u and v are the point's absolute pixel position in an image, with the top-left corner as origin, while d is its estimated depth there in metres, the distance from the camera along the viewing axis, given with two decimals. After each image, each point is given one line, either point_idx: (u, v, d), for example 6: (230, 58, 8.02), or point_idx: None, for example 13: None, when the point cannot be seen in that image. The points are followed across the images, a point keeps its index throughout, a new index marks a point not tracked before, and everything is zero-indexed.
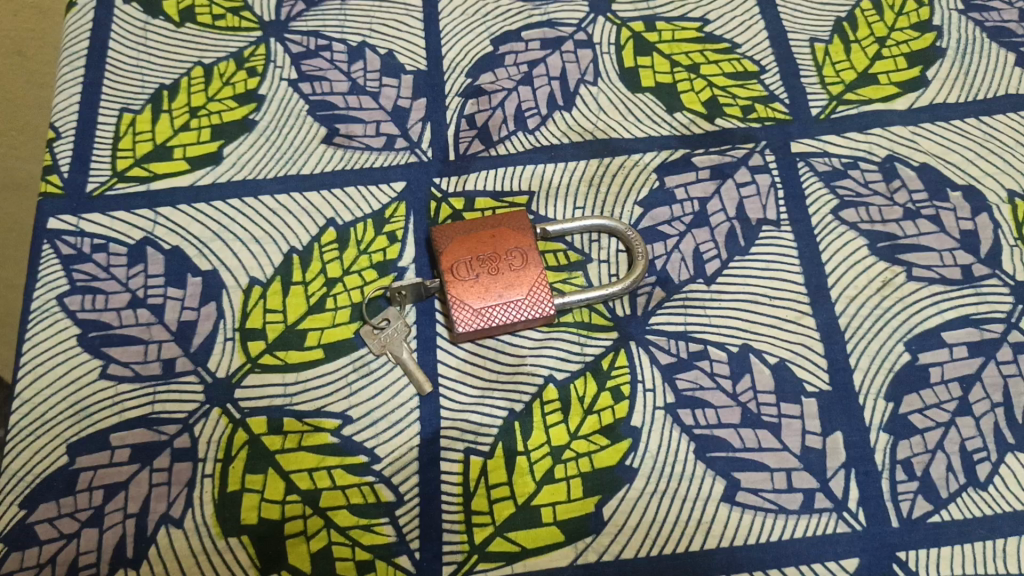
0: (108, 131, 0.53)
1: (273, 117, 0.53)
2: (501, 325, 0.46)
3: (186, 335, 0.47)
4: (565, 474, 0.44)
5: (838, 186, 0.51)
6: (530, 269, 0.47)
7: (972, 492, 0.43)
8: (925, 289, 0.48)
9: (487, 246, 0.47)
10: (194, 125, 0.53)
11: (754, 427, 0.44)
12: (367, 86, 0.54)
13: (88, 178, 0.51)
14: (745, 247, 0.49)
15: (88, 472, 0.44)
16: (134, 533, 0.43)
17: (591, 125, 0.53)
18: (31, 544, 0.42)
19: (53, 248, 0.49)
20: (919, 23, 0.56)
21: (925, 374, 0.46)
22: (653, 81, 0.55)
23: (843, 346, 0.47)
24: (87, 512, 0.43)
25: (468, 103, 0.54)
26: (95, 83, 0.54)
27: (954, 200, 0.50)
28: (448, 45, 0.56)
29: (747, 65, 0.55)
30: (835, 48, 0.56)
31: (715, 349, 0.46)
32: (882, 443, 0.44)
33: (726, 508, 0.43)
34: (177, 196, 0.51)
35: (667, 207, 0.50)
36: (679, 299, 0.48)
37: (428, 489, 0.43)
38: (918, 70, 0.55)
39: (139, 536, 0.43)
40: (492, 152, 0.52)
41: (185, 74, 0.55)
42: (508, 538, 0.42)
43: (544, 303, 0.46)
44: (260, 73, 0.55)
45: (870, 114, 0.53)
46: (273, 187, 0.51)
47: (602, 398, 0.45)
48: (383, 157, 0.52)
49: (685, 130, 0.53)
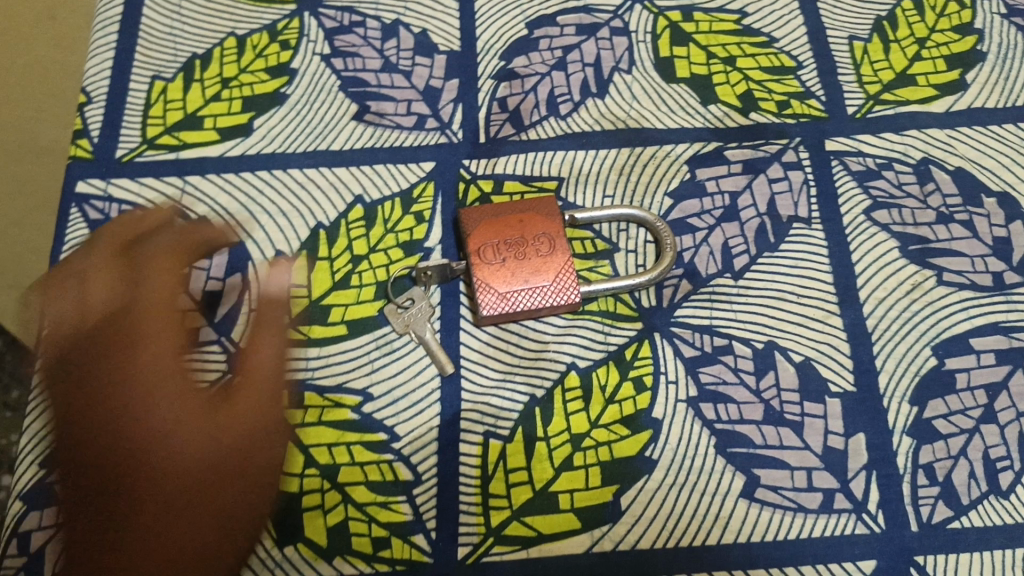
0: (140, 98, 0.53)
1: (305, 91, 0.53)
2: (526, 310, 0.46)
3: (210, 305, 0.47)
4: (584, 462, 0.43)
5: (871, 187, 0.50)
6: (557, 254, 0.46)
7: (993, 500, 0.43)
8: (954, 294, 0.47)
9: (515, 231, 0.47)
10: (225, 96, 0.53)
11: (776, 425, 0.44)
12: (399, 65, 0.54)
13: (118, 144, 0.51)
14: (774, 244, 0.49)
15: (151, 333, 0.41)
16: (225, 410, 0.39)
17: (624, 113, 0.53)
18: (50, 505, 0.42)
19: (82, 213, 0.49)
20: (961, 25, 0.55)
21: (952, 380, 0.45)
22: (688, 71, 0.54)
23: (869, 347, 0.46)
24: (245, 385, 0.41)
25: (500, 85, 0.54)
26: (128, 49, 0.54)
27: (988, 206, 0.50)
28: (483, 27, 0.56)
29: (784, 59, 0.55)
30: (874, 46, 0.55)
31: (740, 345, 0.46)
32: (905, 446, 0.44)
33: (745, 504, 0.43)
34: (206, 165, 0.51)
35: (696, 200, 0.50)
36: (705, 293, 0.47)
37: (447, 470, 0.43)
38: (957, 73, 0.54)
39: (231, 426, 0.39)
40: (523, 136, 0.52)
41: (217, 45, 0.55)
42: (524, 523, 0.42)
43: (570, 291, 0.46)
44: (292, 47, 0.55)
45: (906, 115, 0.52)
46: (302, 161, 0.51)
47: (624, 387, 0.45)
48: (413, 137, 0.52)
49: (718, 123, 0.52)
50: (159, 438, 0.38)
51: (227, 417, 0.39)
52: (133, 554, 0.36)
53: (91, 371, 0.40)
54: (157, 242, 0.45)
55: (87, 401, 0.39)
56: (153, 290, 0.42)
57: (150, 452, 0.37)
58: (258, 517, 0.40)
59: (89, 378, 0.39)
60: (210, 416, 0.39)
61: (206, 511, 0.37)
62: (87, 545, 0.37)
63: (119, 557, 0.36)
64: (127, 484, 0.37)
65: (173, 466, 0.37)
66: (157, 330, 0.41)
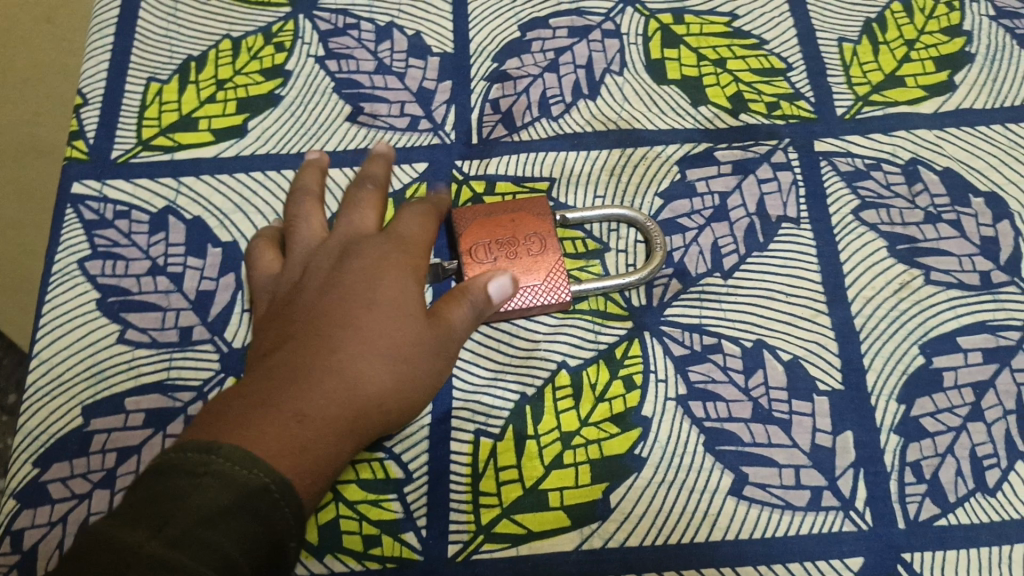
0: (135, 100, 0.53)
1: (299, 93, 0.54)
2: (517, 308, 0.46)
3: (204, 305, 0.47)
4: (574, 459, 0.44)
5: (859, 187, 0.51)
6: (548, 254, 0.47)
7: (980, 497, 0.43)
8: (942, 293, 0.48)
9: (506, 231, 0.47)
10: (220, 97, 0.53)
11: (765, 423, 0.45)
12: (393, 67, 0.55)
13: (114, 145, 0.52)
14: (763, 243, 0.49)
15: (367, 251, 0.38)
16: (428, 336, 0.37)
17: (615, 115, 0.53)
18: (43, 502, 0.43)
19: (77, 213, 0.50)
20: (950, 27, 0.56)
21: (939, 379, 0.46)
22: (679, 73, 0.54)
23: (857, 346, 0.47)
24: (447, 301, 0.39)
25: (493, 87, 0.54)
26: (124, 51, 0.55)
27: (976, 206, 0.50)
28: (475, 30, 0.56)
29: (775, 61, 0.55)
30: (863, 48, 0.55)
31: (729, 344, 0.46)
32: (892, 444, 0.44)
33: (733, 502, 0.43)
34: (201, 166, 0.51)
35: (686, 200, 0.50)
36: (695, 292, 0.48)
37: (438, 468, 0.44)
38: (946, 75, 0.54)
39: (433, 351, 0.37)
40: (515, 137, 0.52)
41: (213, 47, 0.55)
42: (514, 520, 0.43)
43: (560, 291, 0.46)
44: (286, 49, 0.55)
45: (895, 116, 0.53)
46: (296, 162, 0.52)
47: (614, 386, 0.45)
48: (406, 138, 0.52)
49: (709, 124, 0.53)
50: (360, 337, 0.35)
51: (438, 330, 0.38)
52: (313, 467, 0.31)
53: (344, 269, 0.38)
54: (368, 186, 0.44)
55: (324, 280, 0.38)
56: (414, 231, 0.40)
57: (336, 351, 0.34)
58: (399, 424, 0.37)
59: (339, 285, 0.37)
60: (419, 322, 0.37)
61: (425, 369, 0.37)
62: (255, 397, 0.32)
63: (313, 381, 0.33)
64: (303, 376, 0.33)
65: (361, 381, 0.34)
66: (386, 239, 0.39)
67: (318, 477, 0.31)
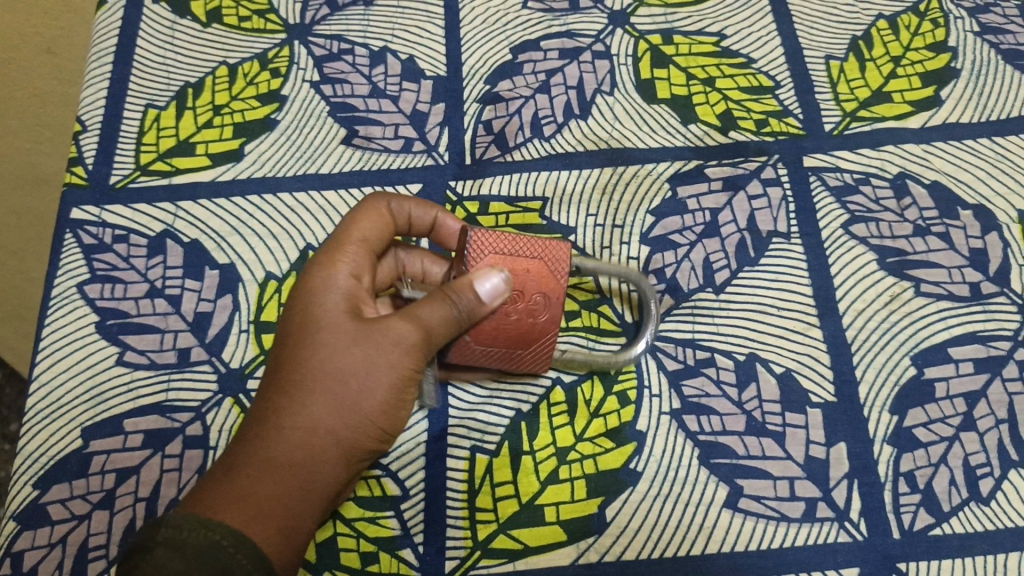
0: (133, 126, 0.54)
1: (295, 118, 0.54)
2: (493, 361, 0.42)
3: (202, 326, 0.48)
4: (569, 475, 0.44)
5: (849, 202, 0.51)
6: (547, 322, 0.41)
7: (973, 507, 0.43)
8: (931, 304, 0.48)
9: (516, 280, 0.40)
10: (216, 122, 0.54)
11: (758, 436, 0.45)
12: (387, 90, 0.55)
13: (112, 171, 0.52)
14: (754, 258, 0.50)
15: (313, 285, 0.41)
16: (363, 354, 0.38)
17: (606, 134, 0.54)
18: (44, 524, 0.43)
19: (76, 238, 0.50)
20: (935, 44, 0.57)
21: (931, 389, 0.46)
22: (669, 92, 0.55)
23: (849, 358, 0.47)
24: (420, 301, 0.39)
25: (485, 109, 0.55)
26: (122, 79, 0.56)
27: (964, 218, 0.51)
28: (468, 53, 0.57)
29: (763, 79, 0.56)
30: (850, 65, 0.56)
31: (722, 358, 0.47)
32: (885, 454, 0.45)
33: (728, 514, 0.43)
34: (198, 190, 0.52)
35: (678, 216, 0.51)
36: (687, 307, 0.49)
37: (435, 485, 0.44)
38: (932, 90, 0.55)
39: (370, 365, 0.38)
40: (508, 158, 0.53)
41: (209, 74, 0.56)
42: (511, 535, 0.43)
43: (543, 363, 0.42)
44: (282, 74, 0.56)
45: (883, 131, 0.54)
46: (292, 185, 0.52)
47: (608, 401, 0.46)
48: (400, 160, 0.53)
49: (698, 142, 0.53)
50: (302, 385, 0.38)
51: (359, 347, 0.38)
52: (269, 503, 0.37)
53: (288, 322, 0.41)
54: None
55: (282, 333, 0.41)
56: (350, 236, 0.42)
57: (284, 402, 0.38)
58: (371, 437, 0.39)
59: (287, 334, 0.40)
60: (331, 354, 0.38)
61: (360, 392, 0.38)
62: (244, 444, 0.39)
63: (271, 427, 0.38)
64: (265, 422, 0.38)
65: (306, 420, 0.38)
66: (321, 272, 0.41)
67: (282, 504, 0.37)
